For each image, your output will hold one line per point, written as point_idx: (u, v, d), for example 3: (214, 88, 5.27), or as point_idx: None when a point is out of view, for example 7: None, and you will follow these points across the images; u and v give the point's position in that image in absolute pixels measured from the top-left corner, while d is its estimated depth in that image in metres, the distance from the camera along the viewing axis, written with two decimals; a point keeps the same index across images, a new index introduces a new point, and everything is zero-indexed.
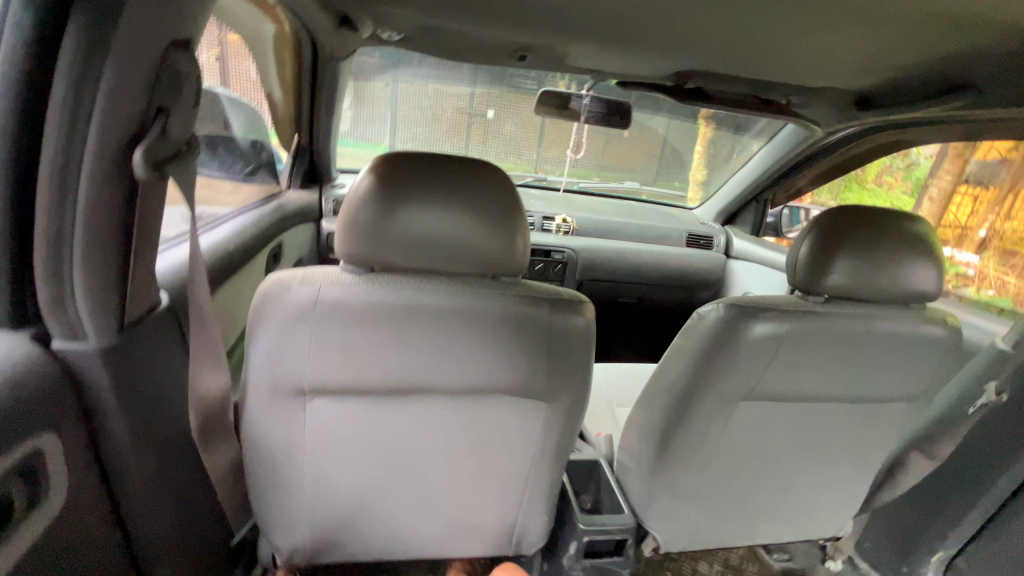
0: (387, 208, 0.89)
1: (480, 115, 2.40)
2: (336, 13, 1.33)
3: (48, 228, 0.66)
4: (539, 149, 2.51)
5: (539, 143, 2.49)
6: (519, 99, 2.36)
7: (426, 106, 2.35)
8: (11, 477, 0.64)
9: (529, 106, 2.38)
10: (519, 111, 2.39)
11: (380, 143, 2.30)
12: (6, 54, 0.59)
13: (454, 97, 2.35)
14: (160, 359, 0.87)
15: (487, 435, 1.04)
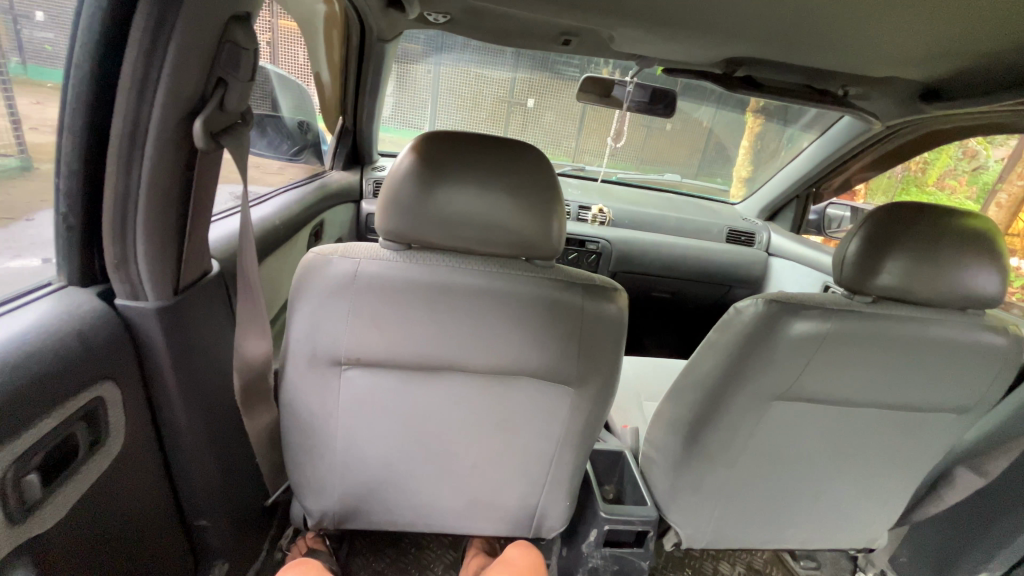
0: (427, 187, 0.90)
1: (521, 103, 2.39)
2: None
3: (115, 191, 0.71)
4: (579, 139, 2.48)
5: (579, 133, 2.46)
6: (561, 87, 2.34)
7: (467, 92, 2.34)
8: (75, 420, 0.69)
9: (570, 94, 2.35)
10: (560, 99, 2.37)
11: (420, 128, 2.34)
12: (85, 25, 0.63)
13: (494, 83, 2.33)
14: (209, 323, 0.92)
15: (513, 417, 1.05)
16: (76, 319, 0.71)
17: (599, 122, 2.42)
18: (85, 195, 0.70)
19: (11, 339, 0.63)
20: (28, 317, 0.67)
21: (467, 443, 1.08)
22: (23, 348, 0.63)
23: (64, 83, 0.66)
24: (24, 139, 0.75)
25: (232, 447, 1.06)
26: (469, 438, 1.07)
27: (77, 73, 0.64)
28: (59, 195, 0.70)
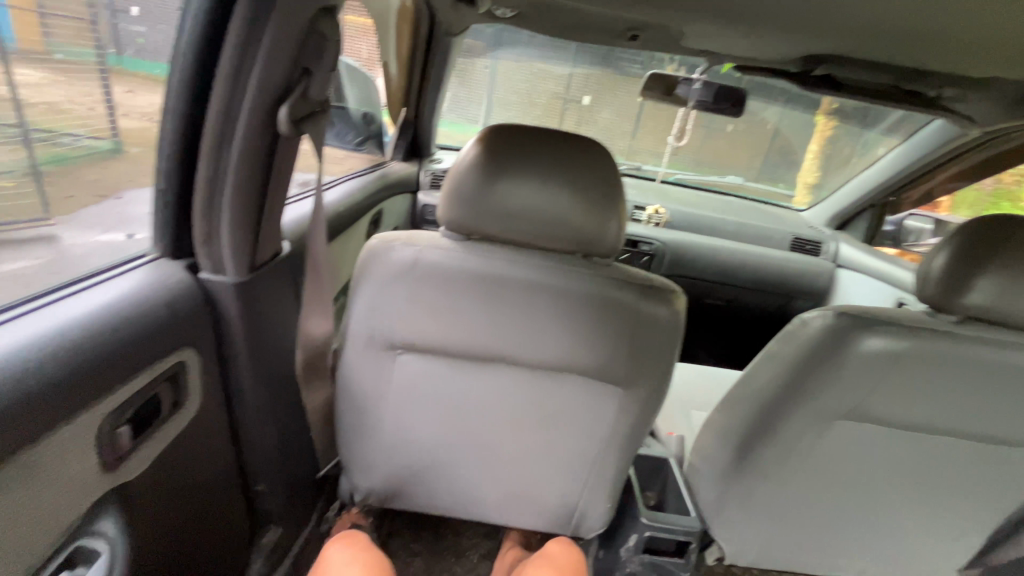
0: (491, 179, 0.91)
1: (577, 101, 2.37)
2: None
3: (207, 172, 0.76)
4: (633, 136, 2.37)
5: (635, 130, 2.36)
6: (620, 84, 2.30)
7: (523, 88, 2.35)
8: (159, 381, 0.75)
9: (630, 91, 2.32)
10: (617, 97, 2.34)
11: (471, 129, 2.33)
12: (193, 15, 0.68)
13: (550, 79, 2.35)
14: (278, 300, 0.97)
15: (559, 414, 1.05)
16: (167, 288, 0.77)
17: (655, 122, 2.34)
18: (181, 174, 0.76)
19: (111, 304, 0.70)
20: (126, 285, 0.73)
21: (512, 436, 1.09)
22: (123, 313, 0.70)
23: (170, 69, 0.71)
24: (119, 124, 0.82)
25: (291, 419, 1.12)
26: (514, 431, 1.08)
27: (182, 61, 0.70)
28: (159, 174, 0.76)
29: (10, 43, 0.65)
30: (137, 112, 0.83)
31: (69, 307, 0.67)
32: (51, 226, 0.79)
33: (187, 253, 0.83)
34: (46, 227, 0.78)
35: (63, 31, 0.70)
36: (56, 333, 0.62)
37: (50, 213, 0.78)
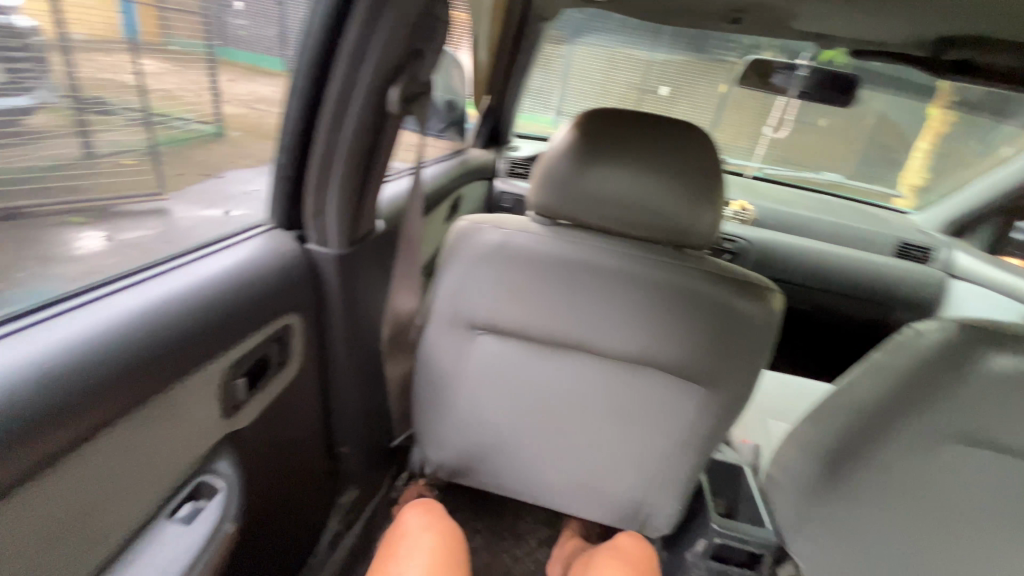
0: (584, 165, 0.90)
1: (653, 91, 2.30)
2: None
3: (321, 149, 0.81)
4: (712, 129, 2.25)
5: (714, 124, 2.24)
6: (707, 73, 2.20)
7: (602, 78, 2.29)
8: (268, 341, 0.83)
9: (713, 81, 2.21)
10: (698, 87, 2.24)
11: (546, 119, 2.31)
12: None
13: (629, 70, 2.26)
14: (370, 274, 1.03)
15: (633, 407, 1.03)
16: (279, 257, 0.84)
17: (738, 117, 2.23)
18: (298, 151, 0.82)
19: (232, 267, 0.77)
20: (245, 251, 0.81)
21: (583, 425, 1.08)
22: (242, 277, 0.77)
23: (296, 51, 0.76)
24: (222, 110, 0.91)
25: (373, 388, 1.18)
26: (586, 421, 1.07)
27: (310, 43, 0.74)
28: (281, 150, 0.82)
29: (133, 36, 0.73)
30: (239, 100, 0.90)
31: (201, 268, 0.74)
32: (163, 201, 0.86)
33: (297, 225, 0.90)
34: (158, 201, 0.85)
35: (180, 24, 0.77)
36: (188, 291, 0.70)
37: (164, 187, 0.86)
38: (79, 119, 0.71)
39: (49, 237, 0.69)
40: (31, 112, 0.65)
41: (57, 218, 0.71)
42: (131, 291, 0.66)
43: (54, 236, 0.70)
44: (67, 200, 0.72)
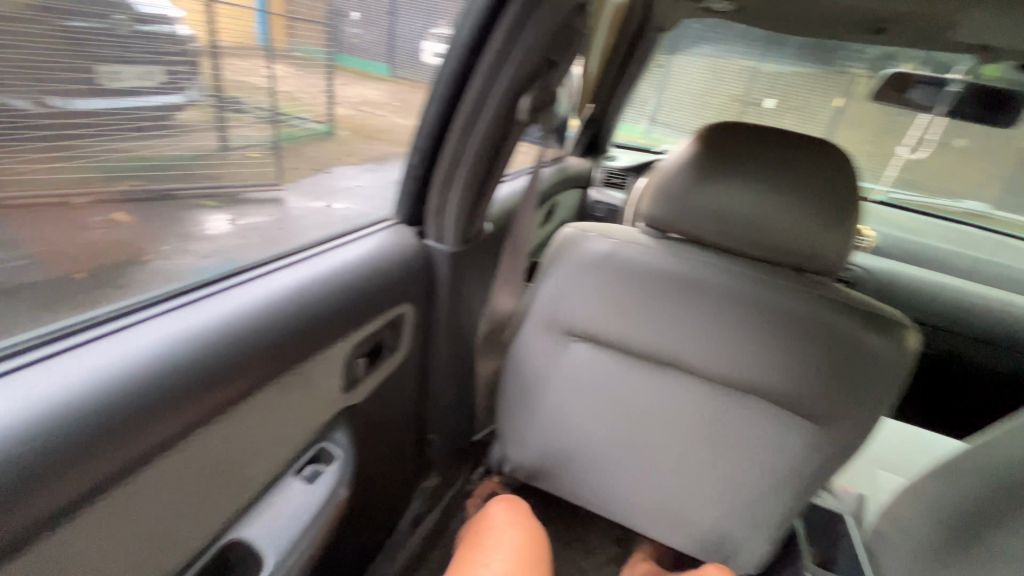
0: (703, 180, 0.89)
1: (757, 103, 1.99)
2: None
3: (452, 152, 0.86)
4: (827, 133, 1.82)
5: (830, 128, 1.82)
6: (826, 90, 1.91)
7: (700, 89, 2.08)
8: (385, 326, 0.90)
9: (835, 95, 1.90)
10: (809, 100, 1.93)
11: (638, 128, 2.24)
12: (468, 14, 0.74)
13: (731, 79, 2.01)
14: (474, 272, 1.08)
15: (730, 435, 0.98)
16: (401, 249, 0.91)
17: (857, 129, 1.83)
18: (429, 153, 0.88)
19: (364, 256, 0.84)
20: (375, 242, 0.88)
21: (673, 447, 1.05)
22: (371, 264, 0.85)
23: (439, 59, 0.80)
24: (334, 111, 0.98)
25: (464, 382, 1.23)
26: (676, 442, 1.04)
27: (455, 52, 0.78)
28: (415, 151, 0.88)
29: (264, 43, 0.80)
30: (349, 102, 0.99)
31: (339, 254, 0.83)
32: (282, 190, 0.95)
33: (418, 221, 0.96)
34: (276, 191, 0.94)
35: (305, 32, 0.85)
36: (328, 274, 0.78)
37: (282, 180, 0.95)
38: (218, 115, 0.80)
39: (185, 217, 0.79)
40: (181, 109, 0.74)
41: (194, 200, 0.81)
42: (280, 273, 0.75)
43: (190, 216, 0.80)
44: (203, 187, 0.81)
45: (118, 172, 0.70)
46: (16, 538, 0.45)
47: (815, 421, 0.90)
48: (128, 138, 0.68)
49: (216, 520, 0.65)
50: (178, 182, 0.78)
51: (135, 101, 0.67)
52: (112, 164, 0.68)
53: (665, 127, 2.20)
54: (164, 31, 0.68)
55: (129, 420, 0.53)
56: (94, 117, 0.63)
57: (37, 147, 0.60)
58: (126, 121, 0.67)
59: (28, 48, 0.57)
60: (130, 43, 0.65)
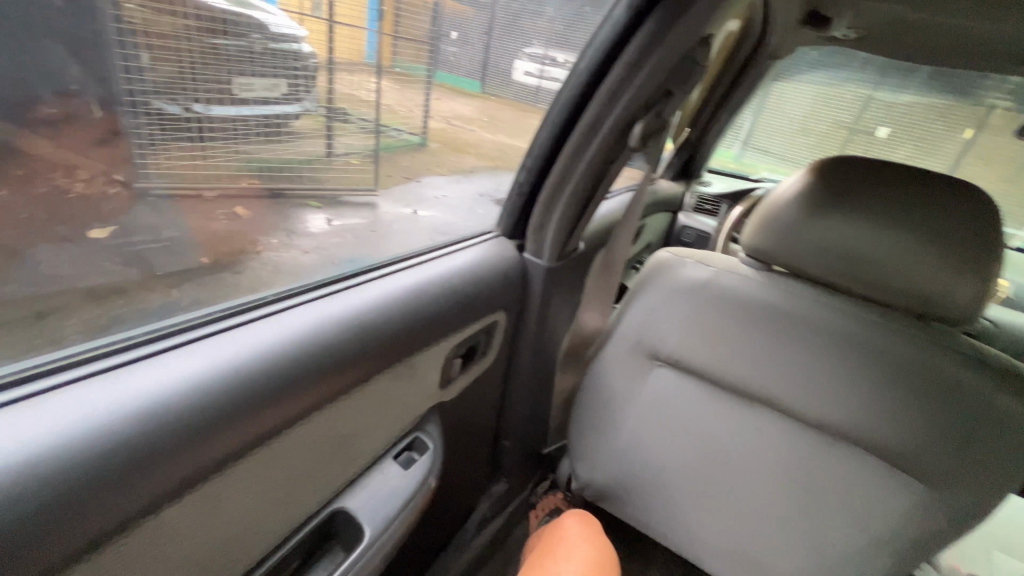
0: (815, 216, 0.86)
1: (867, 132, 1.81)
2: (808, 10, 1.28)
3: (559, 173, 0.91)
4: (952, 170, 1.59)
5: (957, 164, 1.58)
6: (949, 126, 1.67)
7: (801, 115, 1.98)
8: (480, 333, 0.96)
9: (970, 126, 1.63)
10: (930, 135, 1.70)
11: (728, 152, 2.20)
12: (592, 49, 0.80)
13: (842, 109, 1.87)
14: (564, 289, 1.11)
15: (825, 484, 0.93)
16: (501, 261, 0.96)
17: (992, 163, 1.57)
18: (537, 173, 0.94)
19: (474, 263, 0.91)
20: (479, 251, 0.94)
21: (756, 488, 1.00)
22: (477, 272, 0.91)
23: (559, 86, 0.86)
24: (428, 124, 1.15)
25: (542, 395, 1.26)
26: (761, 484, 0.99)
27: (575, 81, 0.83)
28: (524, 170, 0.94)
29: (372, 61, 0.92)
30: (440, 116, 1.17)
31: (451, 260, 0.89)
32: (377, 197, 1.12)
33: (519, 235, 1.02)
34: (372, 196, 1.11)
35: (406, 50, 0.97)
36: (441, 277, 0.85)
37: (377, 186, 1.11)
38: (328, 124, 0.92)
39: (292, 214, 0.94)
40: (296, 117, 0.86)
41: (306, 202, 0.96)
42: (399, 275, 0.80)
43: (297, 213, 0.95)
44: (308, 188, 0.95)
45: (240, 170, 0.84)
46: (197, 474, 0.53)
47: (925, 483, 0.83)
48: (250, 141, 0.82)
49: (323, 490, 0.72)
50: (288, 183, 0.92)
51: (259, 108, 0.80)
52: (236, 163, 0.82)
53: (757, 150, 2.15)
54: (292, 48, 0.79)
55: (284, 388, 0.60)
56: (224, 122, 0.77)
57: (180, 145, 0.74)
58: (249, 125, 0.80)
59: (185, 63, 0.70)
60: (262, 58, 0.76)
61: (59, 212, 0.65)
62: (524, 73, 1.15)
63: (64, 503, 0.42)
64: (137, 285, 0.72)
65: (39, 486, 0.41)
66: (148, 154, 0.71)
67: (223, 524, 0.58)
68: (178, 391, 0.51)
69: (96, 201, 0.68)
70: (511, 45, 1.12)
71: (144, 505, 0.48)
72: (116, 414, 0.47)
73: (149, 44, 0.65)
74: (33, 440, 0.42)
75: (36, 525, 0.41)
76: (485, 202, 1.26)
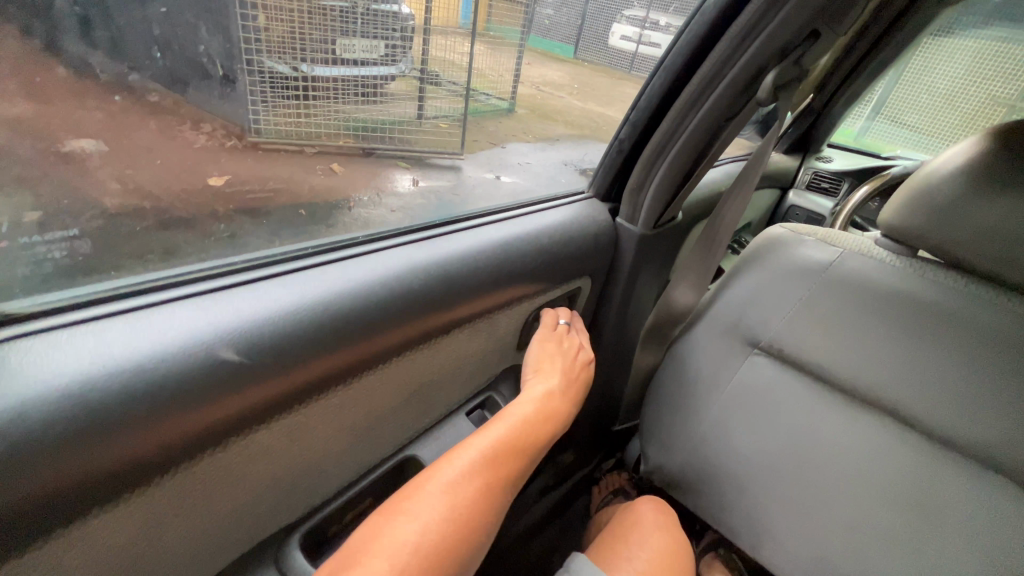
0: (982, 195, 0.71)
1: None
2: None
3: (665, 130, 0.83)
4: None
5: None
6: None
7: (946, 86, 1.63)
8: (563, 298, 0.93)
9: None
10: None
11: (847, 130, 1.92)
12: None
13: (1003, 79, 1.49)
14: (656, 260, 1.04)
15: (951, 511, 0.79)
16: (592, 224, 0.91)
17: None
18: (640, 131, 0.86)
19: (565, 222, 0.87)
20: (571, 212, 0.89)
21: (857, 509, 0.87)
22: (567, 232, 0.86)
23: (681, 27, 0.75)
24: (516, 90, 1.20)
25: (620, 370, 1.21)
26: (863, 505, 0.87)
27: (700, 20, 0.72)
28: (626, 125, 0.87)
29: (467, 24, 0.95)
30: (531, 82, 1.20)
31: (541, 217, 0.84)
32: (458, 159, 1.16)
33: (612, 198, 0.96)
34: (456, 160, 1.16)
35: (501, 13, 0.98)
36: (531, 233, 0.81)
37: (462, 151, 1.18)
38: (419, 87, 1.02)
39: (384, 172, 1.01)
40: (391, 78, 0.94)
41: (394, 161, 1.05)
42: (491, 228, 0.78)
43: (386, 173, 1.01)
44: (397, 149, 1.06)
45: (340, 128, 0.95)
46: (284, 399, 0.54)
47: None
48: (351, 100, 0.92)
49: (398, 434, 0.74)
50: (378, 143, 1.04)
51: (359, 69, 0.88)
52: (341, 121, 0.94)
53: (883, 127, 1.83)
54: (392, 10, 0.83)
55: (370, 326, 0.60)
56: (327, 82, 0.84)
57: (287, 103, 0.80)
58: (348, 83, 0.88)
59: (297, 20, 0.74)
60: (367, 20, 0.82)
61: (187, 162, 0.76)
62: (620, 36, 1.03)
63: (165, 408, 0.44)
64: (246, 226, 0.74)
65: (147, 392, 0.43)
66: (259, 110, 0.77)
67: (307, 454, 0.61)
68: (271, 317, 0.52)
69: (215, 152, 0.79)
70: (606, 6, 1.01)
71: (239, 421, 0.50)
72: (214, 333, 0.48)
73: (266, 5, 0.70)
74: (140, 347, 0.44)
75: (146, 427, 0.43)
76: (569, 169, 1.15)
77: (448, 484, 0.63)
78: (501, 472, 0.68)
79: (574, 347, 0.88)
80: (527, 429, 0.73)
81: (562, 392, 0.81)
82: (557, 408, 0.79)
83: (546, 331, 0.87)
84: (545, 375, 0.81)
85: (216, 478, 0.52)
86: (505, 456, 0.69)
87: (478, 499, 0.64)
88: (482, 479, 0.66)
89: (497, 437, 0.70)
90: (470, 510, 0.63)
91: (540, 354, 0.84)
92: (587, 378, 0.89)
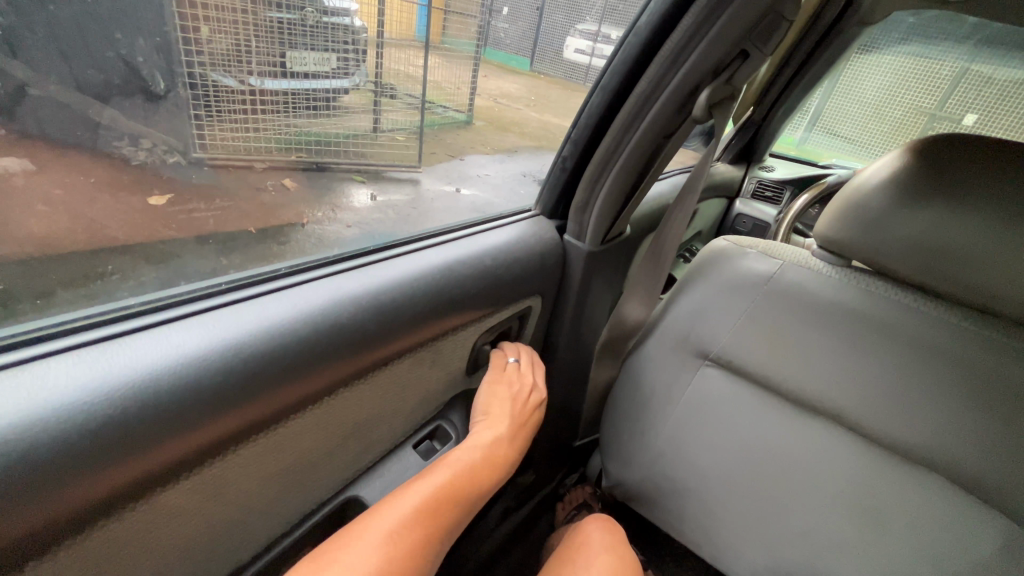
0: (906, 208, 0.74)
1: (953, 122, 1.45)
2: None
3: (606, 148, 0.83)
4: None
5: None
6: None
7: (878, 97, 1.70)
8: (512, 319, 0.91)
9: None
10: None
11: (790, 137, 2.00)
12: (651, 10, 0.70)
13: (924, 90, 1.57)
14: (607, 275, 1.04)
15: (893, 513, 0.81)
16: (539, 242, 0.90)
17: None
18: (581, 148, 0.86)
19: (512, 241, 0.85)
20: (516, 230, 0.88)
21: (807, 511, 0.89)
22: (510, 254, 0.84)
23: (615, 48, 0.77)
24: (475, 102, 1.15)
25: (578, 385, 1.20)
26: (812, 507, 0.89)
27: (635, 39, 0.73)
28: (568, 143, 0.87)
29: (422, 36, 0.95)
30: (488, 94, 1.16)
31: (483, 239, 0.82)
32: (415, 173, 1.12)
33: (559, 216, 0.96)
34: (415, 172, 1.12)
35: (457, 26, 0.97)
36: (472, 256, 0.78)
37: (420, 164, 1.14)
38: (374, 99, 0.98)
39: (339, 189, 0.96)
40: (345, 91, 0.91)
41: (349, 176, 0.99)
42: (430, 251, 0.75)
43: (342, 187, 0.97)
44: (352, 163, 0.99)
45: (294, 142, 0.88)
46: (191, 457, 0.49)
47: (1012, 518, 0.72)
48: (302, 113, 0.86)
49: (338, 473, 0.70)
50: (333, 157, 0.96)
51: (310, 81, 0.83)
52: (287, 135, 0.86)
53: (822, 139, 1.92)
54: (343, 22, 0.81)
55: (293, 367, 0.55)
56: (275, 95, 0.79)
57: (234, 118, 0.75)
58: (298, 98, 0.83)
59: (242, 33, 0.69)
60: (316, 34, 0.79)
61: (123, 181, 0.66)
62: (574, 50, 1.02)
63: (31, 484, 0.39)
64: (191, 249, 0.71)
65: (8, 468, 0.37)
66: (204, 127, 0.70)
67: (230, 508, 0.56)
68: (170, 366, 0.47)
69: (155, 168, 0.68)
70: (562, 22, 1.03)
71: (131, 487, 0.45)
72: (99, 391, 0.43)
73: (206, 15, 0.65)
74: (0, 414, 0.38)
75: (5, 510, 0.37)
76: (528, 180, 1.15)
77: (385, 535, 0.60)
78: (440, 524, 0.65)
79: (525, 385, 0.86)
80: (469, 477, 0.71)
81: (509, 437, 0.79)
82: (502, 454, 0.76)
83: (497, 372, 0.85)
84: (493, 419, 0.79)
85: (109, 556, 0.46)
86: (446, 507, 0.66)
87: (413, 554, 0.61)
88: (422, 530, 0.63)
89: (438, 486, 0.67)
90: (405, 566, 0.59)
91: (489, 399, 0.82)
92: (537, 420, 0.87)
